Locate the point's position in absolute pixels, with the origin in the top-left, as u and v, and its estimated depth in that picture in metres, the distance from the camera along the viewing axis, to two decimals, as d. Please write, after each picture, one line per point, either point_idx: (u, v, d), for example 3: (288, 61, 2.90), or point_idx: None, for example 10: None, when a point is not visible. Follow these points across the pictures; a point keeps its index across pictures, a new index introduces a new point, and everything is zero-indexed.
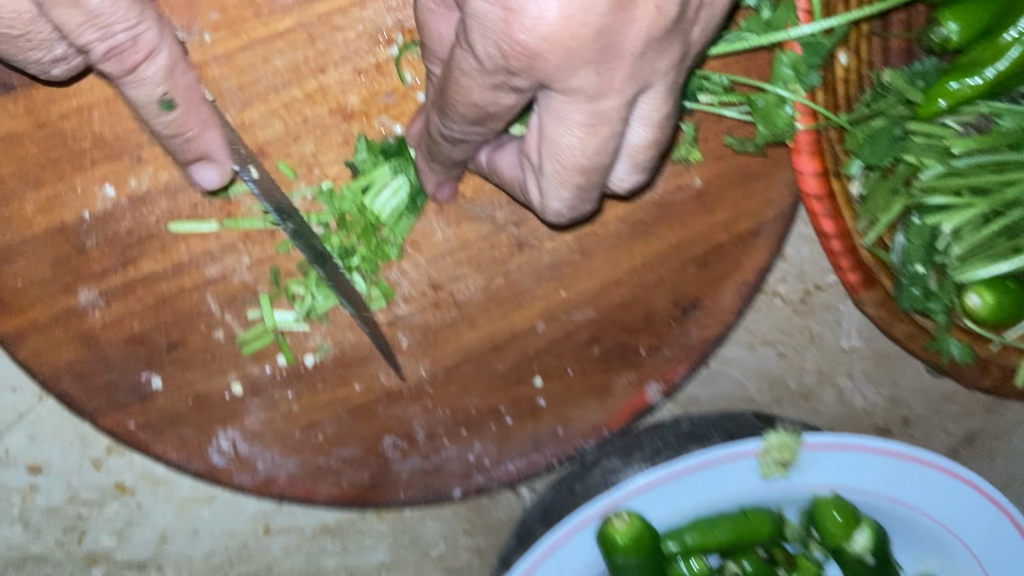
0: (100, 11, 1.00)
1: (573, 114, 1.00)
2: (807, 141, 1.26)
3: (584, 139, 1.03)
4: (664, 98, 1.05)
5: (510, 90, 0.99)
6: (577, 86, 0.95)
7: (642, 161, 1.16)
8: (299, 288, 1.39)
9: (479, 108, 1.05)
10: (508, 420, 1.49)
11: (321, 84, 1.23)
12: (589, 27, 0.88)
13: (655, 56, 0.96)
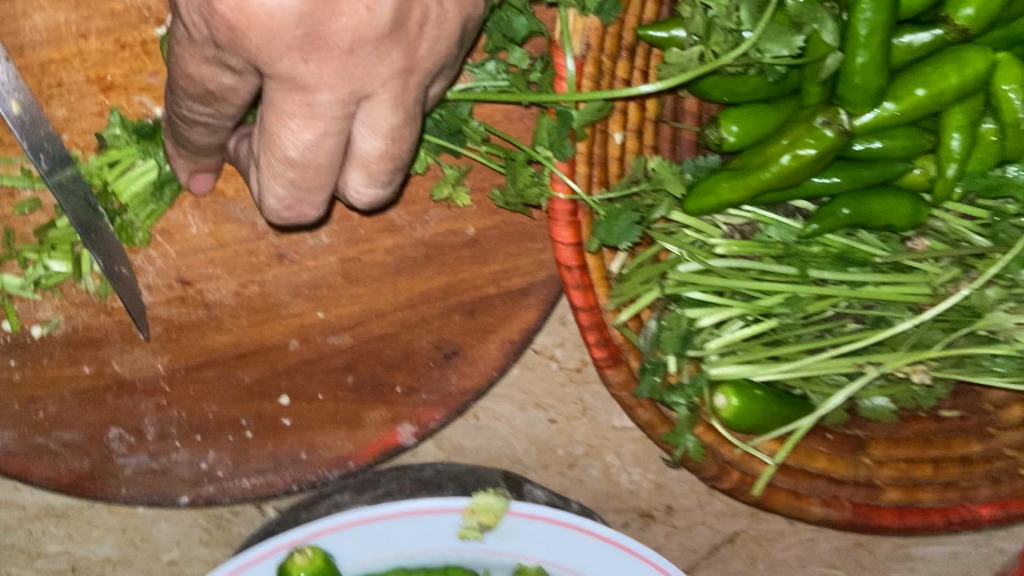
0: None
1: (285, 99, 1.01)
2: (562, 210, 1.24)
3: (301, 129, 1.04)
4: (392, 110, 1.07)
5: (225, 68, 1.00)
6: (286, 70, 0.97)
7: (376, 175, 1.15)
8: (29, 252, 1.32)
9: (199, 83, 1.04)
10: (247, 433, 1.44)
11: (80, 49, 1.22)
12: (290, 12, 0.90)
13: (373, 59, 0.99)
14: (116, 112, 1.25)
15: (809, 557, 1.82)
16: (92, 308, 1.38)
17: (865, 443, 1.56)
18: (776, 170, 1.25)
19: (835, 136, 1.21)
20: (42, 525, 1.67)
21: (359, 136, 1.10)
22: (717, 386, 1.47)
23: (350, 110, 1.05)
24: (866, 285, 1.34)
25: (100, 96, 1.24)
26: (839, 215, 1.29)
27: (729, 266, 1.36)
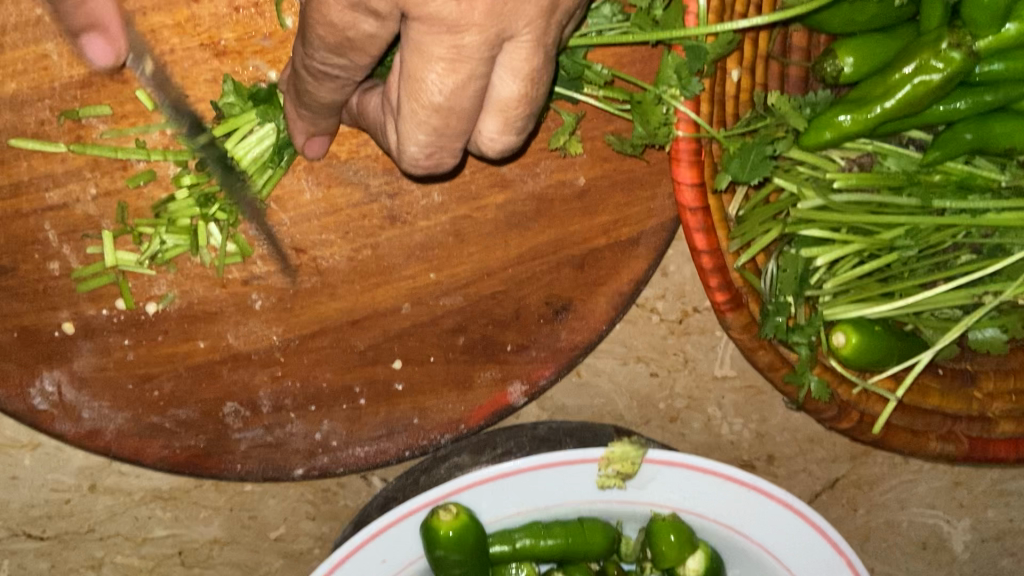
0: None
1: (431, 41, 0.98)
2: (685, 149, 1.24)
3: (445, 73, 1.01)
4: (533, 50, 1.05)
5: (369, 13, 0.98)
6: (436, 10, 0.96)
7: (512, 120, 1.12)
8: (145, 226, 1.30)
9: (338, 31, 1.00)
10: (362, 400, 1.43)
11: (193, 14, 1.20)
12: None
13: None
14: (231, 79, 1.23)
15: (908, 497, 1.83)
16: (207, 281, 1.35)
17: (976, 378, 1.56)
18: (902, 95, 1.25)
19: (963, 58, 1.22)
20: (146, 511, 1.63)
21: (498, 79, 1.07)
22: (832, 326, 1.46)
23: (493, 52, 1.02)
24: (986, 211, 1.34)
25: (213, 62, 1.22)
26: (960, 140, 1.30)
27: (848, 201, 1.36)
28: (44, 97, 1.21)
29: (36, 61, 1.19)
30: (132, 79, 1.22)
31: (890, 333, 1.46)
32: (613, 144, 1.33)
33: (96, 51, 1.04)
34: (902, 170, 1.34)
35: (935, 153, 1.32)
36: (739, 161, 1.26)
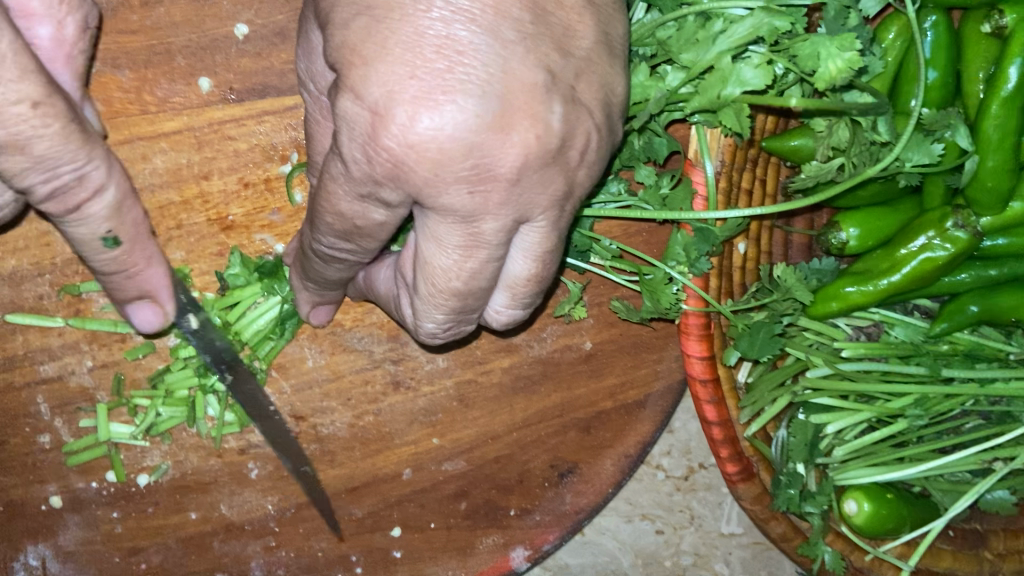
0: (20, 140, 0.81)
1: (444, 231, 0.85)
2: (694, 323, 1.24)
3: (457, 264, 0.87)
4: (549, 234, 0.90)
5: (380, 204, 0.84)
6: (449, 203, 0.81)
7: (523, 297, 0.98)
8: (142, 398, 1.27)
9: (347, 220, 0.87)
10: (358, 570, 1.33)
11: (203, 190, 1.17)
12: (461, 143, 0.76)
13: (538, 184, 0.82)
14: (237, 252, 1.20)
15: None
16: (201, 451, 1.29)
17: (988, 539, 1.52)
18: (912, 268, 1.26)
19: (968, 236, 1.24)
20: None
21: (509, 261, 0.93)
22: (843, 492, 1.44)
23: (508, 241, 0.87)
24: (996, 380, 1.33)
25: (220, 236, 1.20)
26: (967, 311, 1.31)
27: (858, 368, 1.34)
28: (44, 272, 1.19)
29: (37, 236, 1.18)
30: None
31: (902, 500, 1.43)
32: (620, 311, 1.29)
33: (142, 317, 1.12)
34: (909, 339, 1.35)
35: (943, 323, 1.32)
36: (750, 336, 1.24)
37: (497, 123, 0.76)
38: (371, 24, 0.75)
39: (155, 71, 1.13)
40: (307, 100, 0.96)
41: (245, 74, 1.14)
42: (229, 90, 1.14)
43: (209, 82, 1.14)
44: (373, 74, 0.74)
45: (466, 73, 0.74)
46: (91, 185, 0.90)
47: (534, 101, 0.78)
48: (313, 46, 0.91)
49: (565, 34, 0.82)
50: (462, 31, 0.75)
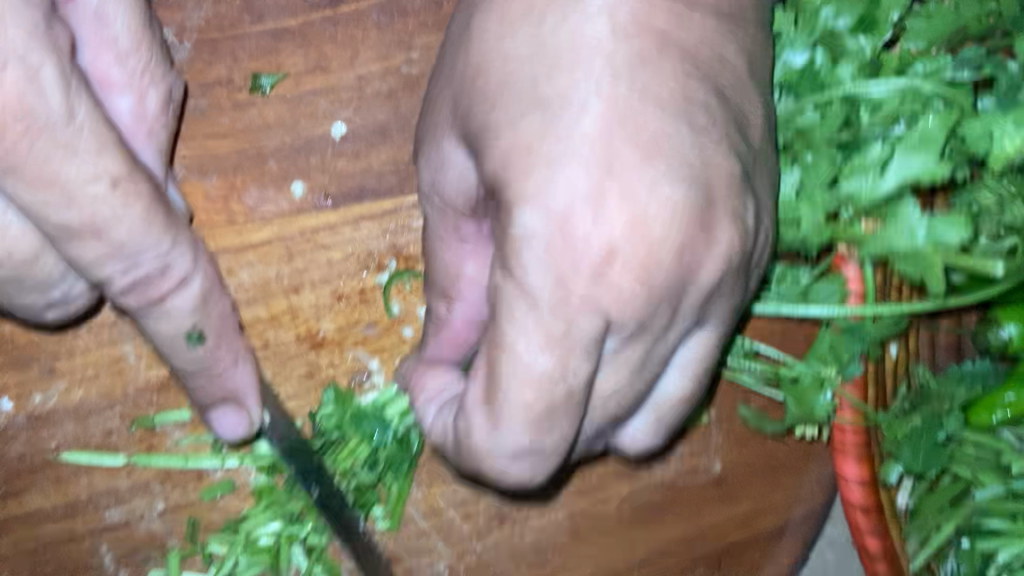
0: (95, 221, 0.82)
1: (623, 375, 0.75)
2: (851, 440, 1.10)
3: (627, 384, 0.76)
4: (713, 341, 0.81)
5: (579, 351, 0.69)
6: (646, 322, 0.71)
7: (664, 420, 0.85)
8: (216, 544, 1.09)
9: (552, 385, 0.71)
10: None
11: (291, 305, 1.06)
12: (670, 246, 0.69)
13: (729, 287, 0.75)
14: (332, 388, 1.07)
15: None
16: None
17: None
18: None
19: None
20: None
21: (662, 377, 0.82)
22: None
23: (680, 345, 0.78)
24: None
25: (310, 354, 1.07)
26: None
27: None
28: (114, 404, 1.06)
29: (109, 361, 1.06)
30: None
31: None
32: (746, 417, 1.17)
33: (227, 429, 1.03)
34: None
35: None
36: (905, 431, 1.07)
37: (700, 223, 0.70)
38: (560, 124, 0.69)
39: (243, 177, 1.02)
40: (429, 217, 0.88)
41: (340, 177, 1.04)
42: (324, 195, 1.04)
43: (302, 186, 1.03)
44: (559, 175, 0.69)
45: (660, 165, 0.69)
46: (176, 275, 0.91)
47: (734, 197, 0.72)
48: (445, 161, 0.84)
49: (742, 119, 0.77)
50: (655, 117, 0.70)
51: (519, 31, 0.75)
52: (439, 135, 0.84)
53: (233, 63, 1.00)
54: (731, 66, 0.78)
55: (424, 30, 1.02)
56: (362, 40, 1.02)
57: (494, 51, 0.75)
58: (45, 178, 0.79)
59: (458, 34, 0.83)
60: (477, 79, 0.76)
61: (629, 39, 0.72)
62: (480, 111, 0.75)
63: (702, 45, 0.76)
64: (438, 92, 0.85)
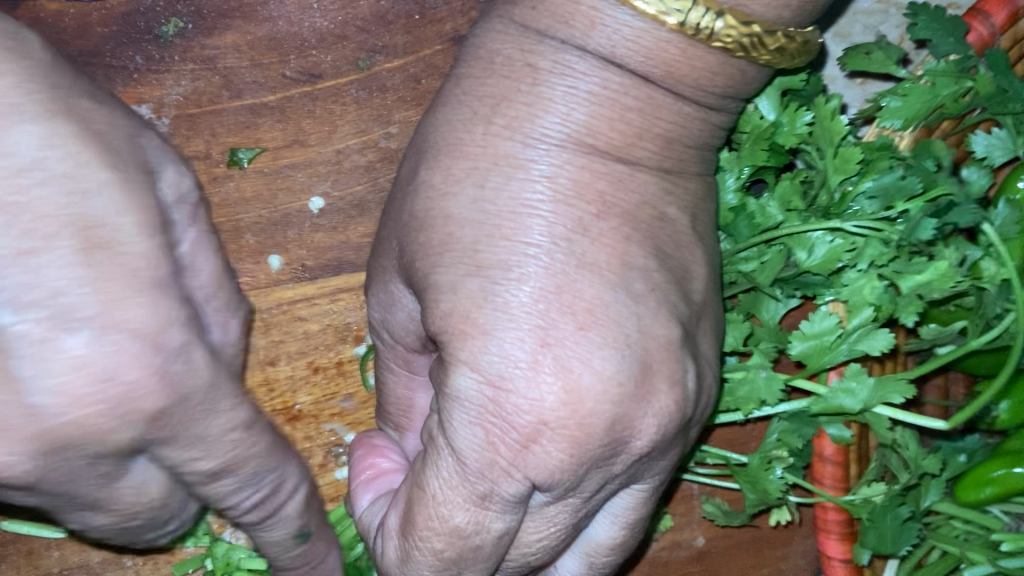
0: (233, 467, 0.64)
1: (552, 505, 0.77)
2: (833, 518, 1.07)
3: (553, 539, 0.80)
4: (646, 498, 0.84)
5: (500, 510, 0.74)
6: (573, 487, 0.74)
7: (597, 565, 0.88)
8: None
9: (461, 540, 0.74)
10: None
11: (268, 378, 1.05)
12: (602, 417, 0.70)
13: (663, 447, 0.77)
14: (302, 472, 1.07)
15: None
16: None
17: None
18: None
19: None
20: None
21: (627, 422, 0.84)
22: None
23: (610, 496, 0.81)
24: None
25: (285, 428, 1.06)
26: None
27: None
28: None
29: None
30: None
31: None
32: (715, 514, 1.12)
33: None
34: None
35: None
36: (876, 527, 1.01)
37: (636, 393, 0.71)
38: (497, 291, 0.70)
39: (221, 250, 1.02)
40: (381, 347, 0.88)
41: (318, 250, 1.03)
42: (301, 267, 1.04)
43: (280, 259, 1.03)
44: (495, 344, 0.69)
45: (597, 334, 0.70)
46: (288, 488, 0.72)
47: (673, 360, 0.73)
48: (394, 298, 0.83)
49: (686, 275, 0.77)
50: (594, 287, 0.70)
51: (463, 191, 0.73)
52: (387, 277, 0.82)
53: (211, 138, 1.00)
54: (673, 222, 0.78)
55: (403, 105, 1.02)
56: (341, 115, 1.01)
57: (438, 208, 0.73)
58: (190, 440, 0.60)
59: (404, 178, 0.78)
60: (421, 233, 0.74)
61: (572, 206, 0.72)
62: (421, 268, 0.73)
63: (639, 175, 0.76)
64: (383, 237, 0.81)
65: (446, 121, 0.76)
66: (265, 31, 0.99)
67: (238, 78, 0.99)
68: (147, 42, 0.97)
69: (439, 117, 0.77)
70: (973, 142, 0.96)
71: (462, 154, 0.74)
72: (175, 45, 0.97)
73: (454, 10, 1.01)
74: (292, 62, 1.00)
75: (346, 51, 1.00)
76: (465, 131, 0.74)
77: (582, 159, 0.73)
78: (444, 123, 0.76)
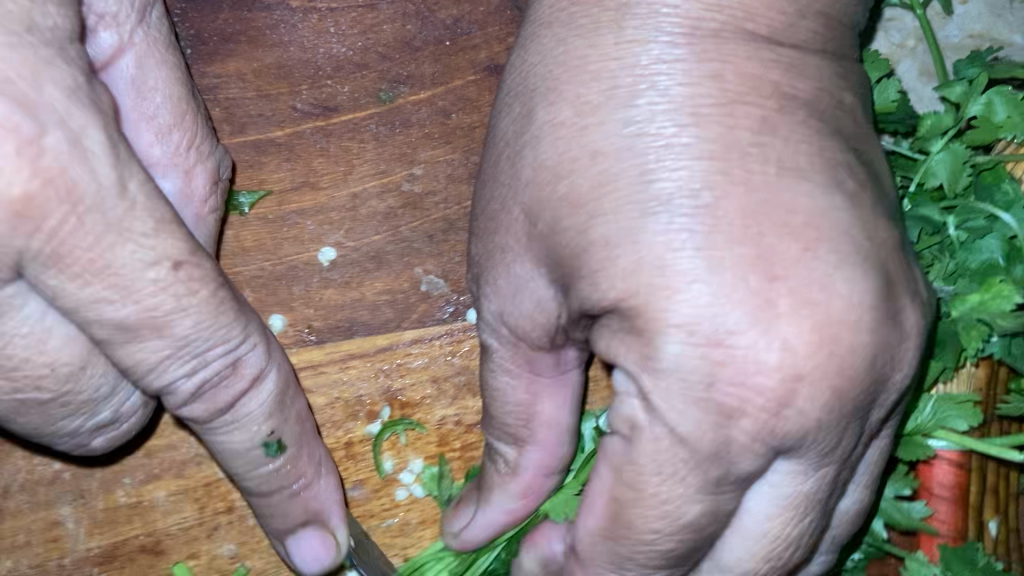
0: (162, 322, 0.66)
1: (805, 483, 0.63)
2: None
3: (804, 531, 0.65)
4: (889, 448, 0.70)
5: (709, 482, 0.61)
6: (822, 449, 0.61)
7: (843, 548, 0.73)
8: None
9: (668, 526, 0.63)
10: None
11: None
12: (861, 351, 0.58)
13: (901, 391, 0.65)
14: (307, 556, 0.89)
15: None
16: None
17: None
18: None
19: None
20: None
21: (752, 514, 0.64)
22: None
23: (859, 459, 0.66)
24: None
25: None
26: None
27: None
28: None
29: (42, 530, 0.87)
30: (169, 549, 0.89)
31: None
32: None
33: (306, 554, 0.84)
34: None
35: None
36: None
37: (878, 316, 0.58)
38: (665, 221, 0.58)
39: None
40: (495, 349, 0.72)
41: (327, 308, 0.88)
42: (307, 329, 0.88)
43: (283, 318, 0.88)
44: (704, 290, 0.57)
45: (820, 255, 0.57)
46: (249, 373, 0.75)
47: (902, 274, 0.61)
48: (520, 282, 0.68)
49: (876, 180, 0.63)
50: (807, 196, 0.57)
51: (608, 117, 0.60)
52: (507, 254, 0.68)
53: None
54: (850, 112, 0.63)
55: (430, 143, 0.89)
56: (358, 153, 0.88)
57: (581, 148, 0.61)
58: (92, 273, 0.62)
59: (509, 132, 0.66)
60: (560, 183, 0.62)
61: (748, 104, 0.59)
62: (575, 227, 0.61)
63: (810, 59, 0.62)
64: (494, 210, 0.68)
65: (554, 44, 0.64)
66: (274, 58, 0.87)
67: (241, 110, 0.86)
68: None
69: (538, 47, 0.65)
70: None
71: (591, 74, 0.61)
72: None
73: (489, 37, 0.89)
74: (304, 94, 0.87)
75: (366, 81, 0.88)
76: (591, 46, 0.62)
77: (745, 48, 0.60)
78: (555, 44, 0.64)
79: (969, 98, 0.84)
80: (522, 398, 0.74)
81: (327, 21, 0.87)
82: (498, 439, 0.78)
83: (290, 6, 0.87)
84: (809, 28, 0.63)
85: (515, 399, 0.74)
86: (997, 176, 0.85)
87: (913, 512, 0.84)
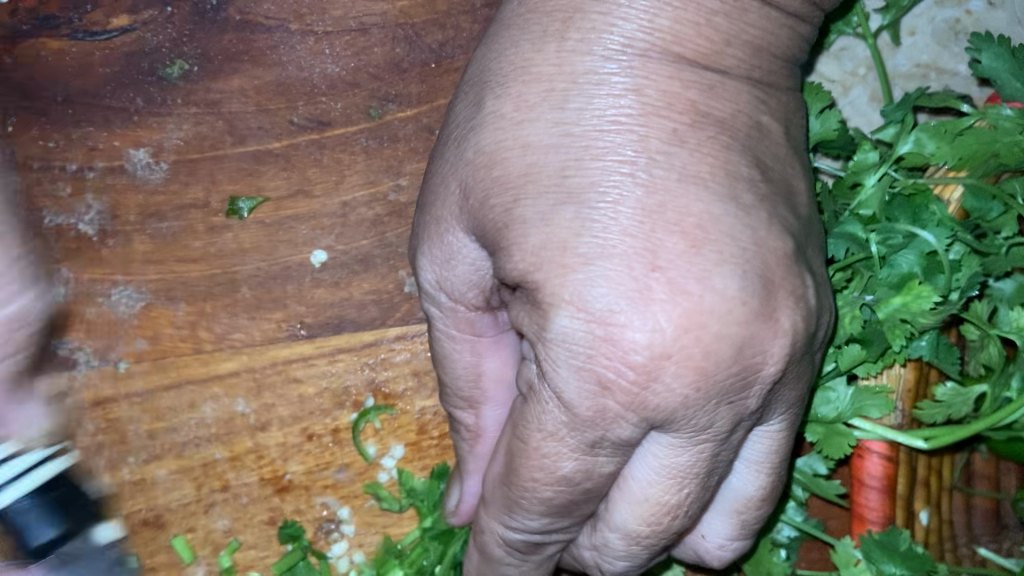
0: None
1: (681, 455, 0.72)
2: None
3: (680, 497, 0.74)
4: (784, 436, 0.78)
5: (614, 450, 0.71)
6: (694, 423, 0.70)
7: (749, 524, 0.83)
8: None
9: (571, 487, 0.73)
10: None
11: (256, 444, 0.96)
12: (728, 342, 0.66)
13: (790, 383, 0.74)
14: (293, 526, 0.97)
15: None
16: None
17: None
18: None
19: None
20: None
21: (645, 483, 0.74)
22: None
23: (743, 439, 0.76)
24: None
25: (274, 498, 0.97)
26: None
27: None
28: None
29: None
30: (170, 523, 0.96)
31: None
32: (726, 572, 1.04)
33: None
34: None
35: None
36: None
37: (761, 311, 0.67)
38: (577, 212, 0.66)
39: (215, 304, 0.96)
40: (438, 317, 0.82)
41: (318, 306, 0.96)
42: (299, 324, 0.96)
43: (277, 315, 0.96)
44: (600, 275, 0.65)
45: (708, 251, 0.66)
46: None
47: (792, 276, 0.69)
48: (452, 250, 0.77)
49: (789, 190, 0.73)
50: (701, 203, 0.66)
51: (540, 117, 0.68)
52: (442, 226, 0.77)
53: (210, 185, 0.95)
54: (767, 132, 0.72)
55: (415, 156, 0.97)
56: (349, 164, 0.96)
57: (513, 139, 0.69)
58: None
59: (460, 115, 0.75)
60: (494, 168, 0.70)
61: (663, 117, 0.68)
62: (501, 206, 0.70)
63: (732, 82, 0.71)
64: (436, 183, 0.77)
65: (506, 47, 0.72)
66: (273, 75, 0.95)
67: (242, 123, 0.95)
68: (148, 84, 0.93)
69: (498, 45, 0.73)
70: (991, 208, 0.91)
71: (535, 77, 0.70)
72: (177, 87, 0.93)
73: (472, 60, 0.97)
74: (300, 109, 0.95)
75: (357, 98, 0.96)
76: (536, 51, 0.70)
77: (669, 67, 0.69)
78: (510, 45, 0.72)
79: (901, 136, 0.94)
80: (471, 361, 0.84)
81: (322, 42, 0.95)
82: (458, 409, 0.88)
83: (289, 28, 0.94)
84: (734, 57, 0.72)
85: (464, 362, 0.84)
86: (925, 199, 0.92)
87: (829, 490, 0.96)
